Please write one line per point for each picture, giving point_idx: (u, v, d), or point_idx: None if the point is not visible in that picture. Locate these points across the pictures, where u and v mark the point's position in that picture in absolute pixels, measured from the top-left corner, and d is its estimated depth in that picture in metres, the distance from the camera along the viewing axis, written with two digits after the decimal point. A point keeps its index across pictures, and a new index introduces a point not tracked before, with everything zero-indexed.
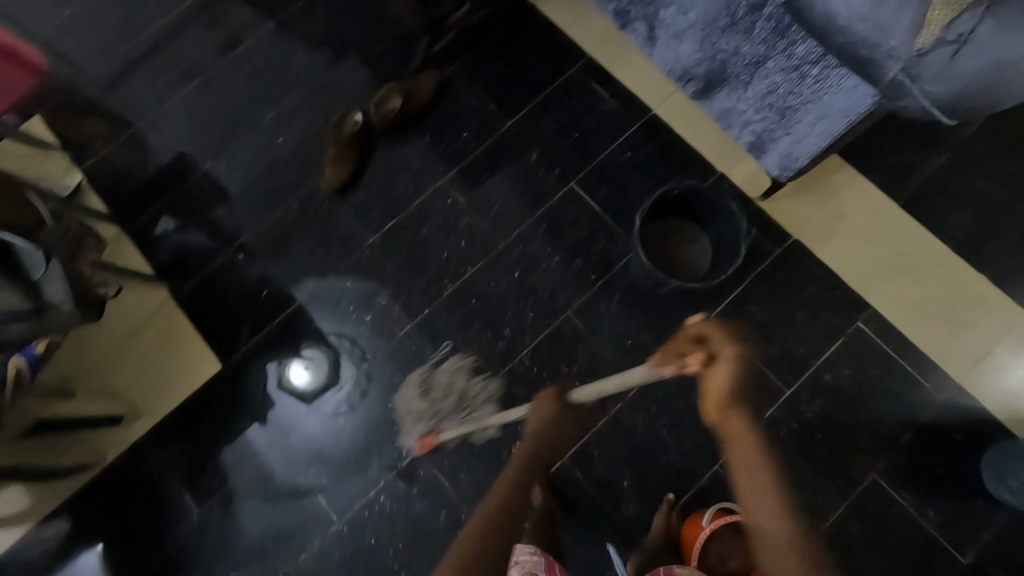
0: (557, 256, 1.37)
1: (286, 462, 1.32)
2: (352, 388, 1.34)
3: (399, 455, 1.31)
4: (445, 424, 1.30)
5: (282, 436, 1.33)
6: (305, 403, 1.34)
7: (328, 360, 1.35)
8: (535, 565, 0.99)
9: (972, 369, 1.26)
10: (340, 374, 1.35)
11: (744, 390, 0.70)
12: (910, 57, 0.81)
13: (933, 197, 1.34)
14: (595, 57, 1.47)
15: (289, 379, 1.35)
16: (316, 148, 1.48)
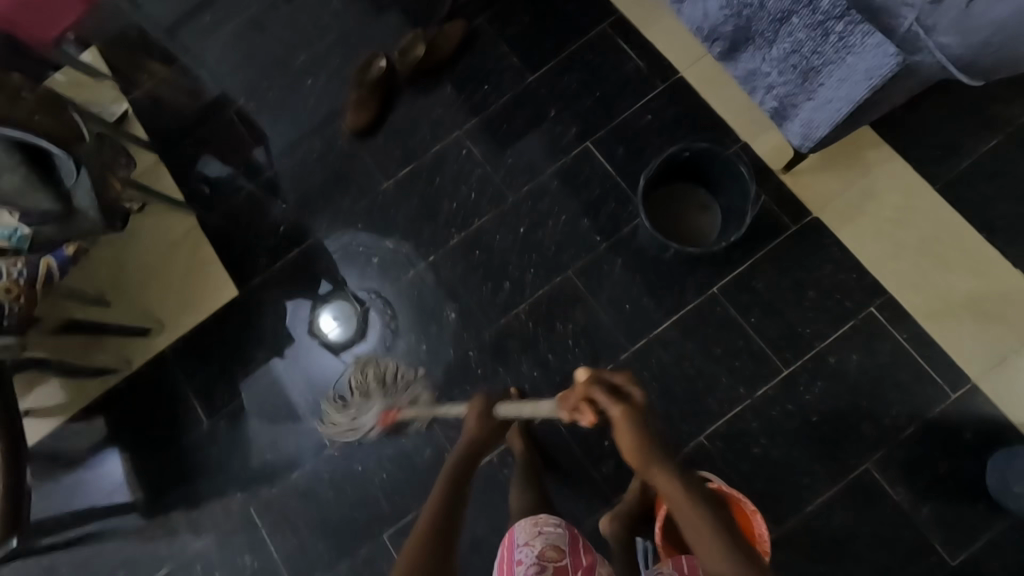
0: (564, 214, 1.37)
1: (307, 402, 1.39)
2: (378, 342, 1.39)
3: (362, 429, 1.31)
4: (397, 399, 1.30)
5: (308, 380, 1.40)
6: (334, 353, 1.41)
7: (357, 313, 1.40)
8: (560, 537, 0.96)
9: (992, 368, 1.18)
10: (366, 324, 1.40)
11: (651, 439, 0.70)
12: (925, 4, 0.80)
13: (975, 184, 1.24)
14: (626, 13, 1.43)
15: (321, 329, 1.41)
16: (343, 92, 1.52)
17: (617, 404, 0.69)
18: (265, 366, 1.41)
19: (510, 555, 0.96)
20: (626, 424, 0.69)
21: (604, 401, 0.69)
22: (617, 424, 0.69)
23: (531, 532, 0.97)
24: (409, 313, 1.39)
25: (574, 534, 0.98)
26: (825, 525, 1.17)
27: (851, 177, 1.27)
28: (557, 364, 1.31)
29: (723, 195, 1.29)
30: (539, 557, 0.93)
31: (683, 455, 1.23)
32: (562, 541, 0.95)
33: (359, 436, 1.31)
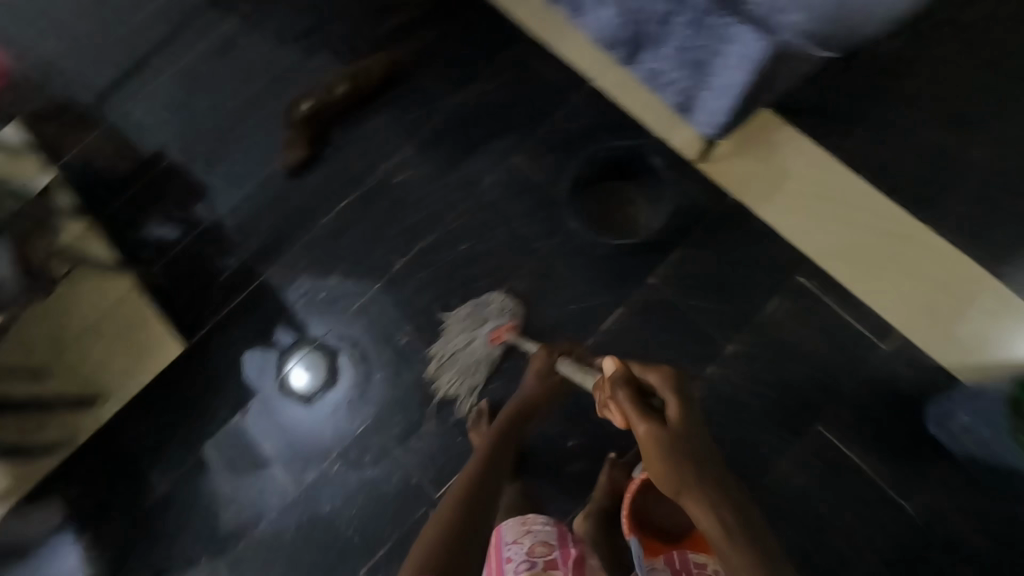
0: (501, 226, 1.40)
1: (276, 452, 1.36)
2: (351, 389, 1.37)
3: (489, 352, 1.33)
4: (500, 319, 1.34)
5: (279, 431, 1.37)
6: (306, 404, 1.37)
7: (327, 363, 1.39)
8: (547, 535, 0.97)
9: (917, 319, 1.25)
10: (337, 370, 1.38)
11: (672, 451, 0.69)
12: None
13: (877, 150, 1.33)
14: (534, 32, 1.50)
15: (291, 383, 1.39)
16: (273, 135, 1.54)
17: (631, 397, 0.76)
18: (231, 422, 1.38)
19: (499, 555, 0.95)
20: (637, 418, 0.74)
21: (621, 393, 0.77)
22: (629, 418, 0.75)
23: (519, 531, 0.97)
24: (363, 342, 1.39)
25: (562, 529, 0.99)
26: (789, 490, 1.20)
27: (768, 160, 1.35)
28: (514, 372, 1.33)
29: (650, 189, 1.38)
30: (529, 554, 0.93)
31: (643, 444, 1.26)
32: (553, 535, 0.97)
33: (489, 360, 1.33)
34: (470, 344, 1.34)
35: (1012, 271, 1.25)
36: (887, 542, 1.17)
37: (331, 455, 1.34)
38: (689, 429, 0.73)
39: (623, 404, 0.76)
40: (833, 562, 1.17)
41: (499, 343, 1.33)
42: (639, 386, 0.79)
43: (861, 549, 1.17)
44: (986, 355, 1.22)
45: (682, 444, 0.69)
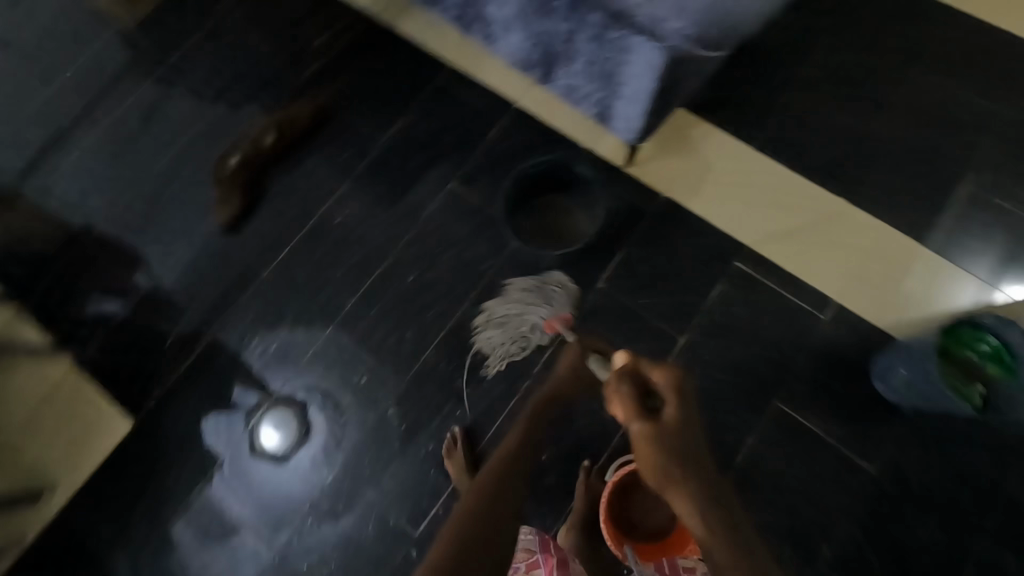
0: (446, 252, 1.41)
1: (247, 518, 1.31)
2: (325, 443, 1.33)
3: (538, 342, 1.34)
4: (552, 308, 1.34)
5: (251, 495, 1.32)
6: (280, 464, 1.33)
7: (299, 421, 1.35)
8: (530, 543, 1.01)
9: (850, 286, 1.31)
10: (310, 425, 1.34)
11: (670, 461, 0.65)
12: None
13: (788, 135, 1.42)
14: (454, 63, 1.54)
15: (262, 444, 1.34)
16: (204, 192, 1.51)
17: (632, 399, 0.70)
18: (196, 494, 1.32)
19: None
20: (632, 418, 0.69)
21: (620, 386, 0.72)
22: (624, 415, 0.70)
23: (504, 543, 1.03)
24: (323, 389, 1.36)
25: (545, 539, 1.03)
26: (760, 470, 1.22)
27: (691, 157, 1.41)
28: (478, 395, 1.33)
29: (584, 198, 1.42)
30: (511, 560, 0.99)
31: (614, 447, 1.26)
32: (532, 544, 0.99)
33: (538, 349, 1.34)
34: (522, 320, 1.35)
35: (926, 232, 1.34)
36: (856, 507, 1.19)
37: (304, 511, 1.30)
38: (689, 431, 0.68)
39: (620, 400, 0.71)
40: (810, 535, 1.19)
41: (551, 332, 1.32)
42: (641, 381, 0.73)
43: (834, 518, 1.19)
44: (917, 312, 1.29)
45: (675, 446, 0.66)
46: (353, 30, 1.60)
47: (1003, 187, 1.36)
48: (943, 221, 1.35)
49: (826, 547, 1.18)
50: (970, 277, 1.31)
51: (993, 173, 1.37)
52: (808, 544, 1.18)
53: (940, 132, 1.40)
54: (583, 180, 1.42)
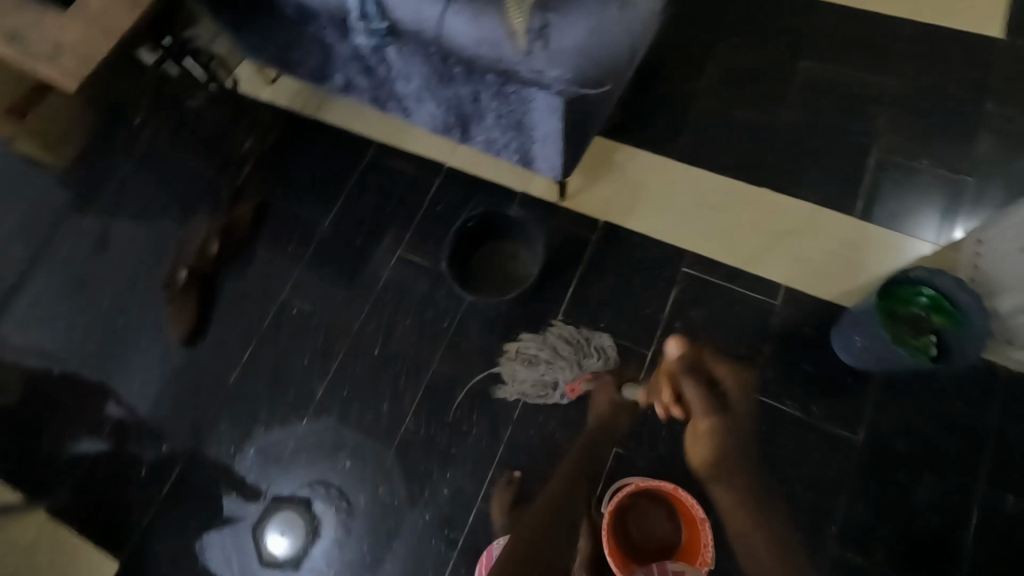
0: (406, 318, 1.43)
1: None
2: (334, 535, 1.30)
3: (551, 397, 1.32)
4: (579, 370, 1.33)
5: None
6: (294, 569, 1.29)
7: (307, 520, 1.31)
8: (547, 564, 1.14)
9: (794, 268, 1.36)
10: (319, 521, 1.31)
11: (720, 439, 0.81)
12: (522, 59, 0.84)
13: (703, 141, 1.50)
14: (381, 139, 1.61)
15: (270, 552, 1.30)
16: (157, 311, 1.52)
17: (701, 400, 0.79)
18: None
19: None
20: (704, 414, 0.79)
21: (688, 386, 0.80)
22: (695, 411, 0.80)
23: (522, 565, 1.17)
24: (312, 483, 1.33)
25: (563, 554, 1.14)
26: None
27: (620, 179, 1.48)
28: (464, 455, 1.31)
29: (524, 238, 1.44)
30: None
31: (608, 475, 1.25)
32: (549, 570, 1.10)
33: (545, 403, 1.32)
34: (549, 369, 1.33)
35: (851, 203, 1.41)
36: (854, 481, 1.20)
37: None
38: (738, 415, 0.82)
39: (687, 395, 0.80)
40: (817, 520, 1.18)
41: (570, 394, 1.31)
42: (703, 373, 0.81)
43: (835, 497, 1.20)
44: (861, 278, 1.34)
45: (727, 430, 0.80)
46: (280, 128, 1.66)
47: (909, 147, 1.44)
48: (863, 189, 1.42)
49: (835, 529, 1.17)
50: (901, 236, 1.37)
51: (897, 136, 1.45)
52: (817, 529, 1.18)
53: (839, 110, 1.49)
54: (516, 223, 1.42)
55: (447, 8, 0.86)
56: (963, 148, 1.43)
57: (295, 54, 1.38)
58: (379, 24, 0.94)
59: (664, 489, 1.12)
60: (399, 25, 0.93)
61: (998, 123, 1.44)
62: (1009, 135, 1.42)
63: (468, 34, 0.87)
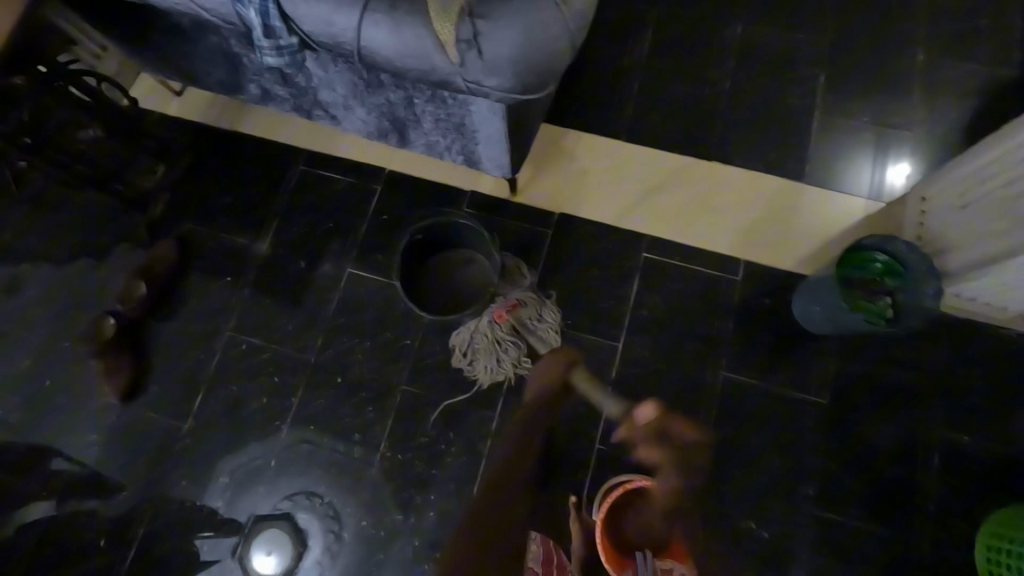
0: (364, 341, 1.36)
1: None
2: (322, 554, 1.25)
3: (509, 339, 1.28)
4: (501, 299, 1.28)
5: None
6: None
7: (294, 534, 1.26)
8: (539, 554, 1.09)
9: (750, 241, 1.36)
10: (307, 533, 1.26)
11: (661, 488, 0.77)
12: (456, 71, 0.77)
13: (647, 119, 1.46)
14: (311, 148, 1.49)
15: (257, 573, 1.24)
16: (86, 367, 1.38)
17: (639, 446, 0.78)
18: None
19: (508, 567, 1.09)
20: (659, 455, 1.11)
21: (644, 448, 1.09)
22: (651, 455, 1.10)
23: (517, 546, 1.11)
24: (292, 495, 1.28)
25: (546, 544, 1.13)
26: (729, 442, 1.24)
27: (569, 167, 1.43)
28: (443, 475, 1.27)
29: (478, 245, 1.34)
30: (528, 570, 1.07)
31: (592, 475, 1.25)
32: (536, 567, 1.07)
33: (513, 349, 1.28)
34: (485, 338, 1.28)
35: (797, 167, 1.41)
36: (825, 443, 1.24)
37: None
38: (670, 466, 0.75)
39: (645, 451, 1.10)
40: (794, 486, 1.21)
41: (505, 319, 1.26)
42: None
43: (810, 462, 1.23)
44: (815, 243, 1.35)
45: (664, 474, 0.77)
46: (198, 147, 1.51)
47: (849, 105, 1.44)
48: (808, 153, 1.42)
49: (811, 492, 1.21)
50: (850, 196, 1.38)
51: (836, 95, 1.45)
52: (794, 496, 1.21)
53: (779, 72, 1.47)
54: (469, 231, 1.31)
55: (364, 19, 0.76)
56: (901, 100, 1.43)
57: (198, 67, 1.23)
58: (289, 39, 0.84)
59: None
60: (312, 38, 0.83)
61: (933, 71, 1.44)
62: (944, 83, 1.43)
63: (391, 46, 0.78)
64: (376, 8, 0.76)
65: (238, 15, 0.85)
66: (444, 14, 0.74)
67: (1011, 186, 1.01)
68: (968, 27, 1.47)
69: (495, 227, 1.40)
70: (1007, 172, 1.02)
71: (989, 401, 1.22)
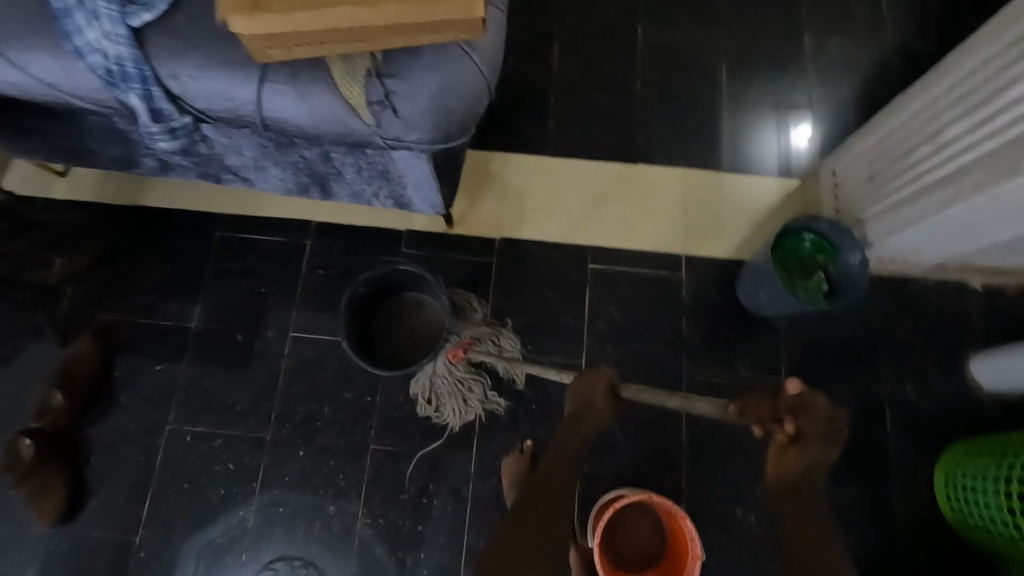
0: (324, 405, 1.28)
1: None
2: None
3: (473, 374, 1.27)
4: (455, 339, 1.27)
5: None
6: None
7: None
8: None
9: (689, 236, 1.40)
10: None
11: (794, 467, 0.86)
12: (372, 132, 0.74)
13: (571, 131, 1.46)
14: (227, 211, 1.39)
15: None
16: (8, 496, 1.22)
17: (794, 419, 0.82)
18: None
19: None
20: (816, 434, 0.82)
21: (805, 421, 0.82)
22: (807, 429, 0.82)
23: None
24: (270, 571, 1.20)
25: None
26: (705, 435, 1.27)
27: (501, 190, 1.41)
28: (432, 528, 1.22)
29: (424, 288, 1.29)
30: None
31: (581, 495, 1.24)
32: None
33: (480, 383, 1.27)
34: (448, 381, 1.26)
35: (720, 157, 1.46)
36: None
37: None
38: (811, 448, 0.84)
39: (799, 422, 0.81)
40: None
41: (461, 357, 1.24)
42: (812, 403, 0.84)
43: None
44: (748, 228, 1.41)
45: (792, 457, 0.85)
46: (97, 229, 1.37)
47: (755, 90, 1.51)
48: (727, 142, 1.47)
49: None
50: (770, 177, 1.44)
51: (742, 82, 1.51)
52: None
53: (684, 68, 1.52)
54: (414, 279, 1.27)
55: (263, 90, 0.71)
56: (798, 81, 1.51)
57: (79, 148, 1.11)
58: (181, 119, 0.78)
59: (652, 497, 1.11)
60: (208, 114, 0.76)
61: (820, 49, 1.53)
62: (832, 58, 1.53)
63: (295, 113, 0.73)
64: (274, 78, 0.71)
65: (116, 101, 0.77)
66: (351, 78, 0.71)
67: (904, 158, 1.09)
68: (843, 3, 1.57)
69: (440, 263, 1.36)
70: (901, 145, 1.10)
71: (924, 348, 1.32)
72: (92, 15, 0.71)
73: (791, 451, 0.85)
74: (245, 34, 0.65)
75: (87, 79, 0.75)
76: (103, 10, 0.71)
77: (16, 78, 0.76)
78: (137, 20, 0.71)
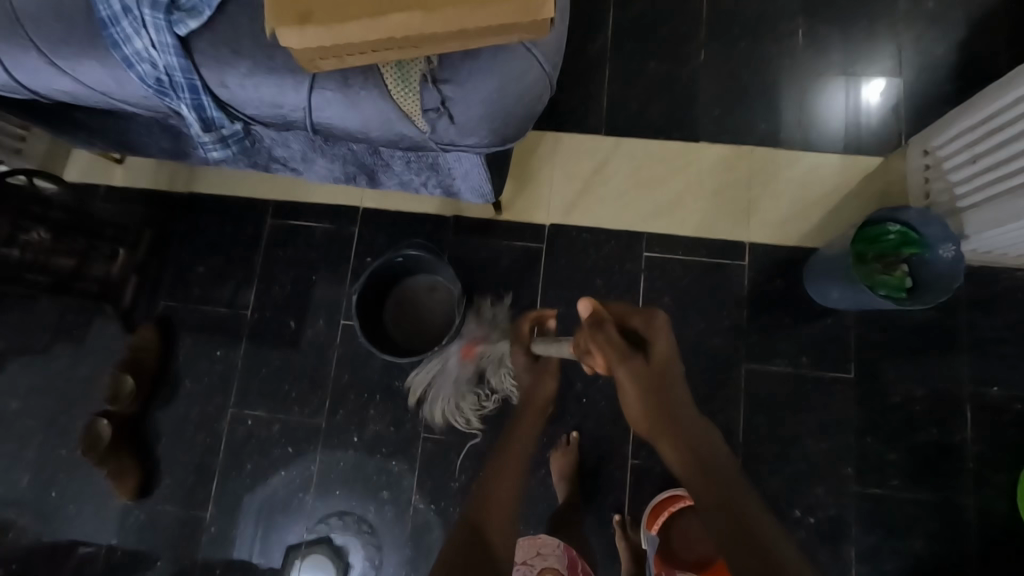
0: (375, 394, 1.30)
1: None
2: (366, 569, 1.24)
3: (476, 375, 1.25)
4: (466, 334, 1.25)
5: None
6: None
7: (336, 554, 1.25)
8: (557, 559, 1.13)
9: (752, 221, 1.30)
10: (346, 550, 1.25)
11: (657, 399, 0.73)
12: (426, 138, 0.71)
13: (626, 109, 1.37)
14: (277, 198, 1.38)
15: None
16: (91, 471, 1.32)
17: (611, 355, 0.73)
18: None
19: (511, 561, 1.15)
20: (623, 360, 0.73)
21: (603, 342, 0.74)
22: (612, 357, 0.74)
23: (530, 551, 1.14)
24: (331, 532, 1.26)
25: (570, 553, 1.14)
26: (762, 435, 1.22)
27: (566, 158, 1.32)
28: None
29: (438, 271, 1.25)
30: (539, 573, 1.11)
31: (631, 490, 1.22)
32: (559, 565, 1.12)
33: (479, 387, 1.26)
34: (445, 379, 1.25)
35: (790, 133, 1.33)
36: (860, 418, 1.21)
37: None
38: (656, 372, 0.74)
39: (603, 349, 0.74)
40: (832, 466, 1.20)
41: (469, 358, 1.24)
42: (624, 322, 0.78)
43: (846, 439, 1.20)
44: (819, 212, 1.29)
45: (637, 390, 0.73)
46: (154, 219, 1.40)
47: (833, 56, 1.35)
48: (797, 116, 1.34)
49: (850, 470, 1.19)
50: (844, 154, 1.31)
51: (818, 47, 1.36)
52: (832, 476, 1.19)
53: (753, 33, 1.38)
54: (427, 262, 1.24)
55: (315, 98, 0.68)
56: (886, 44, 1.34)
57: (134, 141, 1.11)
58: (232, 126, 0.75)
59: None
60: (258, 120, 0.74)
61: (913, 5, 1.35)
62: (925, 16, 1.35)
63: (347, 117, 0.70)
64: (324, 83, 0.68)
65: (167, 107, 0.76)
66: (404, 83, 0.66)
67: (1016, 142, 0.96)
68: None
69: (486, 252, 1.33)
70: (1015, 127, 0.96)
71: (1013, 346, 1.20)
72: (139, 21, 0.68)
73: (625, 385, 0.73)
74: (295, 47, 0.60)
75: (138, 88, 0.73)
76: (149, 18, 0.68)
77: (71, 86, 0.75)
78: (183, 28, 0.68)
